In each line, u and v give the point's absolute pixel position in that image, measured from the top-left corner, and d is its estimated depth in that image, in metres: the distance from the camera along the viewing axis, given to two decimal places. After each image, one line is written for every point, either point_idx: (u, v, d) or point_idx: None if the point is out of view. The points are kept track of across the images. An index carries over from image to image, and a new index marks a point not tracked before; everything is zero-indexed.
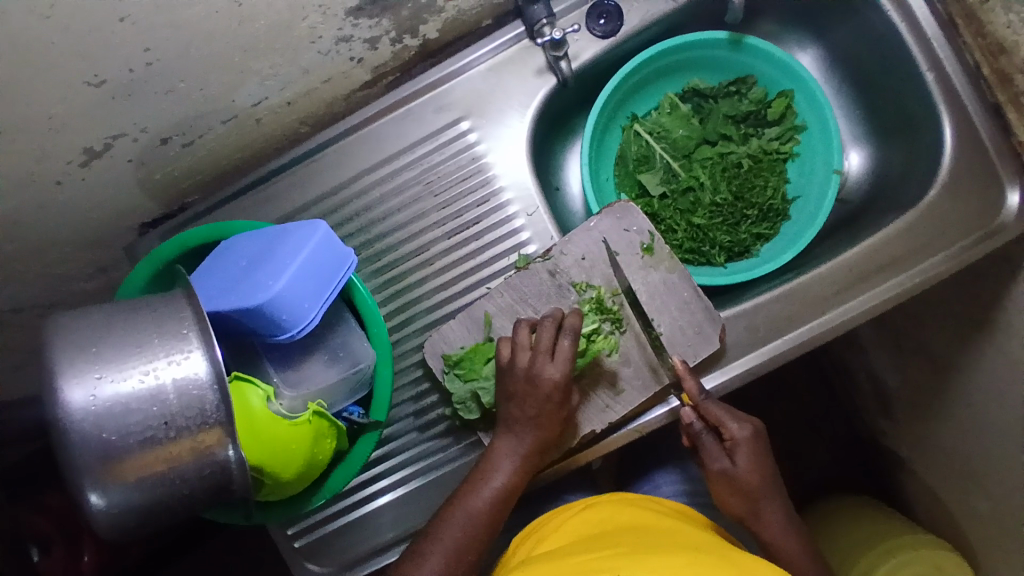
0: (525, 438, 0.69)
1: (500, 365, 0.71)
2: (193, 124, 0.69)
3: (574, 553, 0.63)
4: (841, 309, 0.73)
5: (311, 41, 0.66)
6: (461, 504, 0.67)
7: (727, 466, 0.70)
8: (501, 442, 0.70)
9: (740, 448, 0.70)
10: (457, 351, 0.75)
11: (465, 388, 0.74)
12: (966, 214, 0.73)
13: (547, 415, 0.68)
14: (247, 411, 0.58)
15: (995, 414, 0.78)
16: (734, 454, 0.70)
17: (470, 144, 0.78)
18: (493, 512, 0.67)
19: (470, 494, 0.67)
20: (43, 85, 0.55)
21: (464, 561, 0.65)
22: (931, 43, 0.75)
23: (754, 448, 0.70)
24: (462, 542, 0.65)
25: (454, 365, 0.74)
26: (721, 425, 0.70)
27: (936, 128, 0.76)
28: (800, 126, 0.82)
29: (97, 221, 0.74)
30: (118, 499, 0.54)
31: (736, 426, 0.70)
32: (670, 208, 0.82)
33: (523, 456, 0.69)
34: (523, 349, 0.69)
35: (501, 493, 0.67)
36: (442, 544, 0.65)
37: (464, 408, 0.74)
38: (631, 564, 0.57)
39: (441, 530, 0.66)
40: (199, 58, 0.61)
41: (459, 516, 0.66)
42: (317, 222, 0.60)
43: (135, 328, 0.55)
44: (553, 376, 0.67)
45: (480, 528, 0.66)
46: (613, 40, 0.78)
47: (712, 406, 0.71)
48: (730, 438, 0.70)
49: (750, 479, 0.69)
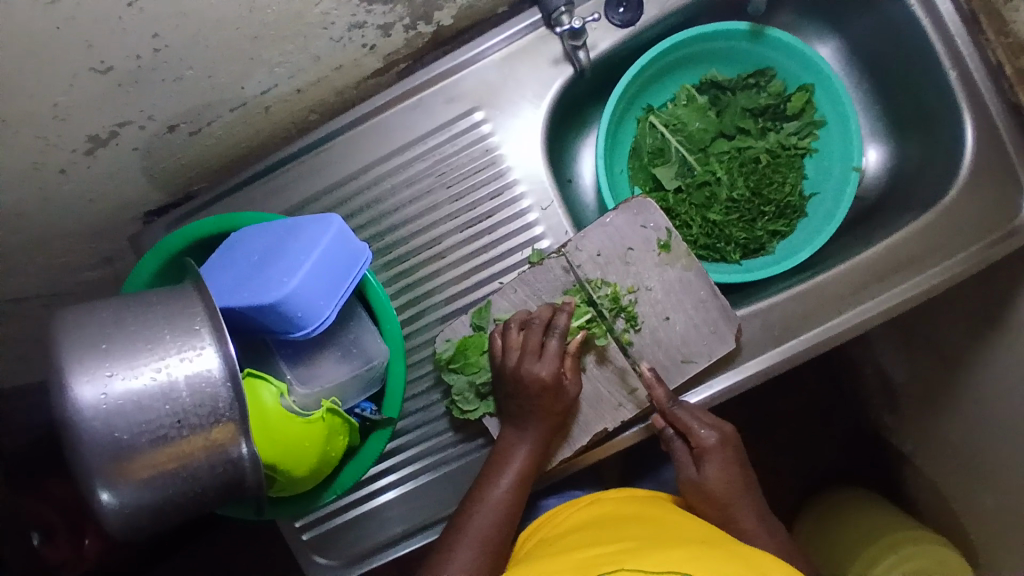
0: (532, 426, 0.69)
1: (495, 363, 0.71)
2: (201, 112, 0.67)
3: (580, 547, 0.62)
4: (857, 309, 0.73)
5: (323, 28, 0.64)
6: (481, 495, 0.67)
7: (694, 475, 0.69)
8: (511, 432, 0.70)
9: (708, 455, 0.68)
10: (447, 348, 0.74)
11: (462, 379, 0.74)
12: (985, 214, 0.72)
13: (545, 409, 0.69)
14: (259, 407, 0.57)
15: (1005, 415, 0.77)
16: (700, 461, 0.69)
17: (483, 136, 0.77)
18: (515, 499, 0.68)
19: (489, 485, 0.68)
20: (47, 72, 0.53)
21: (494, 547, 0.65)
22: (955, 40, 0.73)
23: (723, 454, 0.69)
24: (490, 530, 0.66)
25: (448, 362, 0.74)
26: (688, 432, 0.69)
27: (957, 127, 0.74)
28: (819, 121, 0.81)
29: (102, 210, 0.72)
30: (131, 498, 0.53)
31: (703, 433, 0.69)
32: (685, 203, 0.81)
33: (535, 442, 0.69)
34: (513, 349, 0.69)
35: (518, 479, 0.68)
36: (469, 536, 0.65)
37: (461, 398, 0.74)
38: (637, 560, 0.56)
39: (467, 519, 0.66)
40: (208, 45, 0.59)
41: (482, 505, 0.67)
42: (330, 217, 0.58)
43: (147, 324, 0.54)
44: (540, 373, 0.68)
45: (504, 516, 0.67)
46: (631, 30, 0.76)
47: (679, 411, 0.70)
48: (697, 445, 0.69)
49: (717, 487, 0.68)
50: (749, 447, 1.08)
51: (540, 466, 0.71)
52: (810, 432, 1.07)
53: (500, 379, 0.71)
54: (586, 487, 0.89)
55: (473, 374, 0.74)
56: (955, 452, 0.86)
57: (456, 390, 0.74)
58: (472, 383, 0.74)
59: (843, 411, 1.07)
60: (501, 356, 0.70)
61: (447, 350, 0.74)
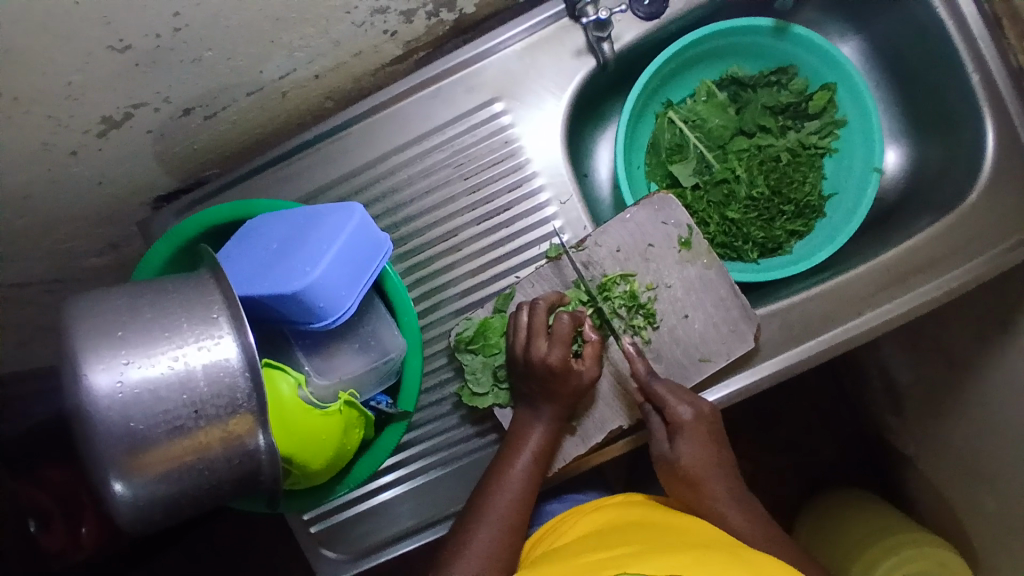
0: (545, 407, 0.68)
1: (508, 344, 0.71)
2: (216, 96, 0.66)
3: (584, 552, 0.61)
4: (876, 311, 0.72)
5: (346, 12, 0.63)
6: (497, 475, 0.67)
7: (668, 450, 0.68)
8: (523, 414, 0.70)
9: (682, 432, 0.67)
10: (467, 328, 0.73)
11: (478, 361, 0.73)
12: (1007, 219, 0.71)
13: (555, 391, 0.68)
14: (278, 400, 0.56)
15: (1014, 421, 0.77)
16: (675, 438, 0.68)
17: (503, 126, 0.76)
18: (532, 479, 0.67)
19: (504, 464, 0.67)
20: (66, 49, 0.51)
21: (513, 527, 0.65)
22: (979, 43, 0.72)
23: (698, 432, 0.67)
24: (509, 510, 0.65)
25: (467, 342, 0.73)
26: (664, 407, 0.68)
27: (979, 130, 0.73)
28: (841, 121, 0.80)
29: (111, 194, 0.71)
30: (144, 491, 0.51)
31: (680, 408, 0.67)
32: (703, 200, 0.80)
33: (548, 423, 0.69)
34: (521, 329, 0.69)
35: (533, 460, 0.68)
36: (490, 515, 0.65)
37: (474, 380, 0.73)
38: (638, 563, 0.55)
39: (485, 498, 0.66)
40: (228, 26, 0.57)
41: (498, 484, 0.66)
42: (353, 207, 0.57)
43: (164, 311, 0.52)
44: (548, 357, 0.66)
45: (521, 494, 0.66)
46: (655, 22, 0.75)
47: (658, 385, 0.69)
48: (674, 421, 0.68)
49: (689, 464, 0.67)
50: (755, 447, 1.07)
51: (552, 451, 0.71)
52: (817, 432, 1.07)
53: (512, 362, 0.70)
54: (595, 485, 0.88)
55: (490, 356, 0.73)
56: (960, 456, 0.85)
57: (470, 370, 0.73)
58: (487, 366, 0.73)
59: (849, 414, 1.07)
60: (512, 335, 0.70)
61: (467, 331, 0.73)
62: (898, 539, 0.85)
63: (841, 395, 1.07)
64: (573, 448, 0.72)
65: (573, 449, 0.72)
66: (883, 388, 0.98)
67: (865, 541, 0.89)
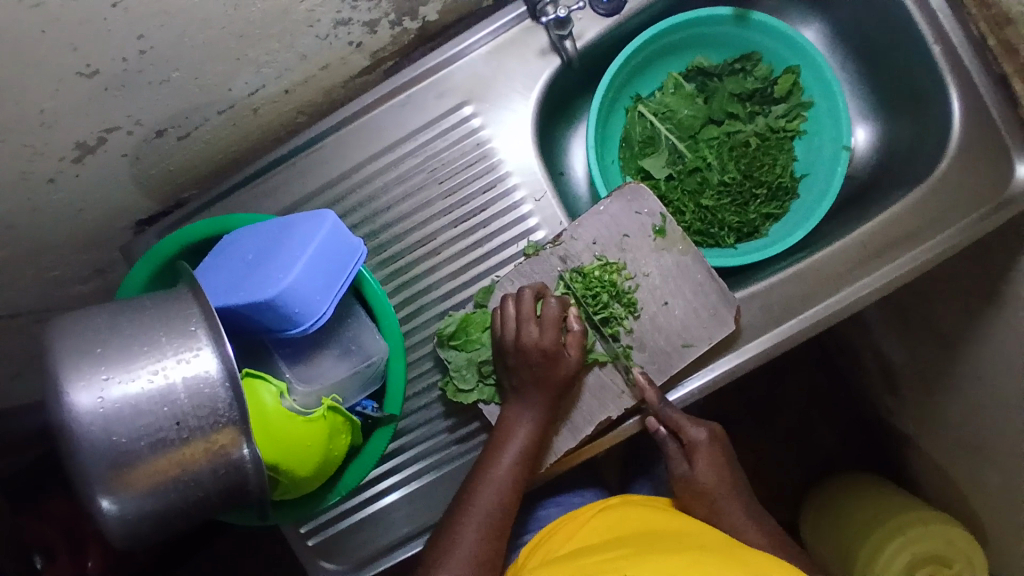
0: (534, 398, 0.68)
1: (496, 336, 0.71)
2: (189, 115, 0.67)
3: (579, 557, 0.61)
4: (854, 287, 0.72)
5: (309, 25, 0.64)
6: (485, 470, 0.67)
7: (687, 470, 0.70)
8: (513, 407, 0.69)
9: (698, 452, 0.70)
10: (450, 324, 0.73)
11: (462, 357, 0.74)
12: (977, 187, 0.72)
13: (545, 378, 0.68)
14: (260, 409, 0.56)
15: (1007, 390, 0.76)
16: (692, 459, 0.70)
17: (474, 129, 0.77)
18: (518, 474, 0.67)
19: (493, 460, 0.67)
20: (34, 77, 0.52)
21: (496, 523, 0.65)
22: (937, 16, 0.73)
23: (712, 451, 0.70)
24: (495, 506, 0.65)
25: (450, 338, 0.73)
26: (678, 429, 0.71)
27: (944, 102, 0.74)
28: (807, 103, 0.81)
29: (92, 220, 0.72)
30: (132, 505, 0.52)
31: (694, 430, 0.70)
32: (677, 189, 0.81)
33: (537, 413, 0.69)
34: (510, 319, 0.69)
35: (521, 454, 0.68)
36: (475, 512, 0.65)
37: (458, 376, 0.74)
38: (638, 565, 0.56)
39: (472, 494, 0.66)
40: (193, 46, 0.59)
41: (485, 480, 0.66)
42: (324, 213, 0.58)
43: (143, 326, 0.53)
44: (539, 341, 0.67)
45: (506, 490, 0.66)
46: (616, 18, 0.77)
47: (671, 411, 0.71)
48: (687, 442, 0.70)
49: (705, 481, 0.69)
50: (753, 434, 1.07)
51: (542, 446, 0.71)
52: (815, 414, 1.07)
53: (501, 352, 0.70)
54: (591, 481, 0.88)
55: (474, 351, 0.74)
56: (956, 428, 0.85)
57: (454, 367, 0.74)
58: (471, 362, 0.74)
59: (845, 394, 1.07)
60: (500, 325, 0.70)
61: (449, 326, 0.73)
62: (901, 520, 0.84)
63: (834, 376, 1.07)
64: (563, 443, 0.73)
65: (562, 443, 0.73)
66: (875, 367, 0.98)
67: (868, 523, 0.88)
